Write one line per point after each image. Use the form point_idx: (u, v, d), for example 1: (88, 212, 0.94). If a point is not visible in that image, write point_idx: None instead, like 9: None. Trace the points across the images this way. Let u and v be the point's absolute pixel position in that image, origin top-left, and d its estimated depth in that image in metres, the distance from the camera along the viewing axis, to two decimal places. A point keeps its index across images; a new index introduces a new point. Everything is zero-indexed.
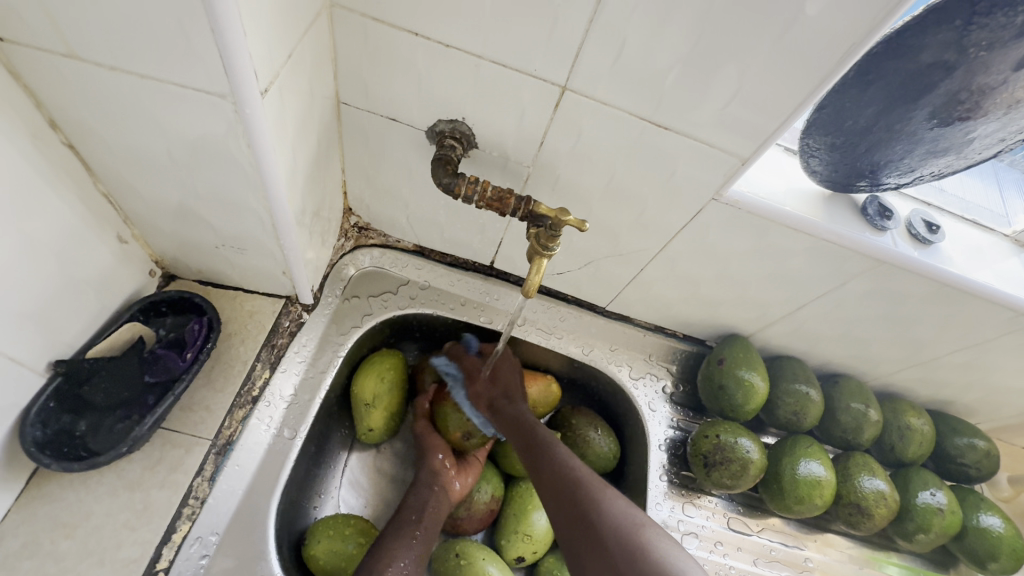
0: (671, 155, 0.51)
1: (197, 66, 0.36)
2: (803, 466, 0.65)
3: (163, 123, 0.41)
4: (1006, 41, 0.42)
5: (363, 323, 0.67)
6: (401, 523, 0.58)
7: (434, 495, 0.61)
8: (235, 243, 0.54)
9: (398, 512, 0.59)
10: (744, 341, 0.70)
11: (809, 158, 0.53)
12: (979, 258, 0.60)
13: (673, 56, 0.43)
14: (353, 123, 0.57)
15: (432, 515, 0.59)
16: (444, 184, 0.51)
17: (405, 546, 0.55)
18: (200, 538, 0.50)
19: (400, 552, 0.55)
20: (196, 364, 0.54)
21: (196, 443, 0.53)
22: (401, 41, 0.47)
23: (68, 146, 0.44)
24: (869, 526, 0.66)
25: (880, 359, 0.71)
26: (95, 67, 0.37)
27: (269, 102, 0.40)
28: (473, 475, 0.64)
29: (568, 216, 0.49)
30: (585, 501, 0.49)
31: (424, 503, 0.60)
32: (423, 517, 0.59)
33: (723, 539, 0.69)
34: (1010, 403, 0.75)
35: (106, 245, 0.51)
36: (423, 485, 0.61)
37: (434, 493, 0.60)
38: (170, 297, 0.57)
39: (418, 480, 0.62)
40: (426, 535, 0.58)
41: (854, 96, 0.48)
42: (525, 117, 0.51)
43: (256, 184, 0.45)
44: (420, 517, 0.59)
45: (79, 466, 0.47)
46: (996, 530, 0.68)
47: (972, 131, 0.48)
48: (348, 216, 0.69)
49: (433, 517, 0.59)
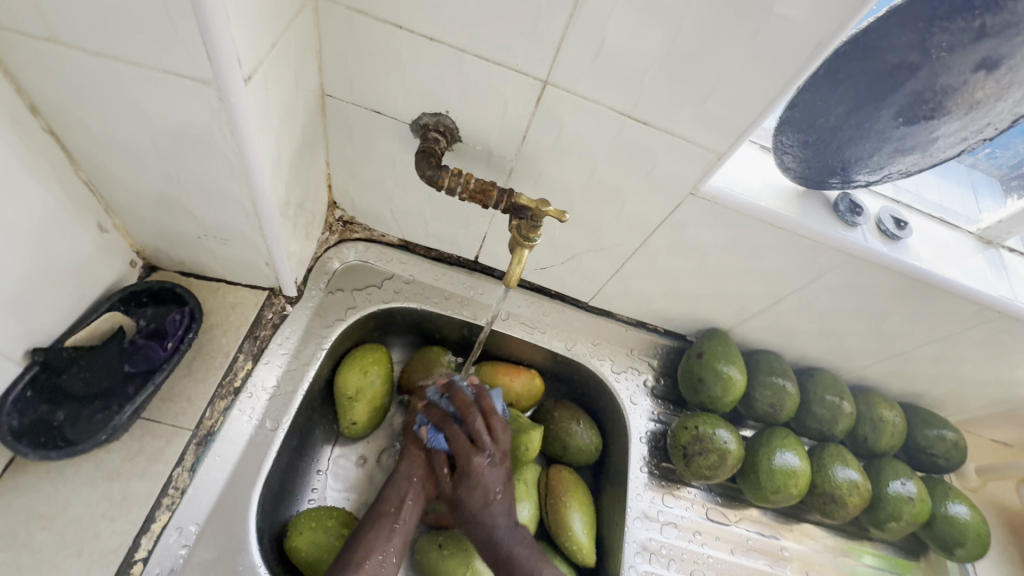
0: (650, 150, 0.52)
1: (181, 53, 0.36)
2: (779, 457, 0.66)
3: (146, 109, 0.41)
4: (965, 44, 0.44)
5: (347, 316, 0.67)
6: (381, 514, 0.58)
7: (415, 485, 0.61)
8: (218, 234, 0.54)
9: (377, 502, 0.59)
10: (722, 335, 0.72)
11: (783, 154, 0.55)
12: (946, 254, 0.62)
13: (651, 53, 0.44)
14: (338, 117, 0.57)
15: (411, 507, 0.59)
16: (427, 176, 0.52)
17: (384, 538, 0.56)
18: (179, 528, 0.50)
19: (381, 546, 0.55)
20: (178, 354, 0.54)
21: (176, 433, 0.53)
22: (385, 34, 0.48)
23: (49, 132, 0.44)
24: (842, 515, 0.68)
25: (853, 354, 0.74)
26: (78, 52, 0.37)
27: (252, 90, 0.40)
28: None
29: (549, 206, 0.50)
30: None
31: (404, 495, 0.59)
32: (402, 509, 0.59)
33: (702, 529, 0.70)
34: (977, 396, 0.78)
35: (87, 234, 0.51)
36: (404, 475, 0.61)
37: (415, 485, 0.60)
38: (151, 288, 0.57)
39: (398, 469, 0.62)
40: (405, 527, 0.58)
41: (824, 94, 0.50)
42: (507, 111, 0.52)
43: (239, 173, 0.45)
44: (400, 508, 0.59)
45: (57, 454, 0.47)
46: (963, 518, 0.70)
47: (936, 130, 0.49)
48: (332, 210, 0.70)
49: (412, 508, 0.59)
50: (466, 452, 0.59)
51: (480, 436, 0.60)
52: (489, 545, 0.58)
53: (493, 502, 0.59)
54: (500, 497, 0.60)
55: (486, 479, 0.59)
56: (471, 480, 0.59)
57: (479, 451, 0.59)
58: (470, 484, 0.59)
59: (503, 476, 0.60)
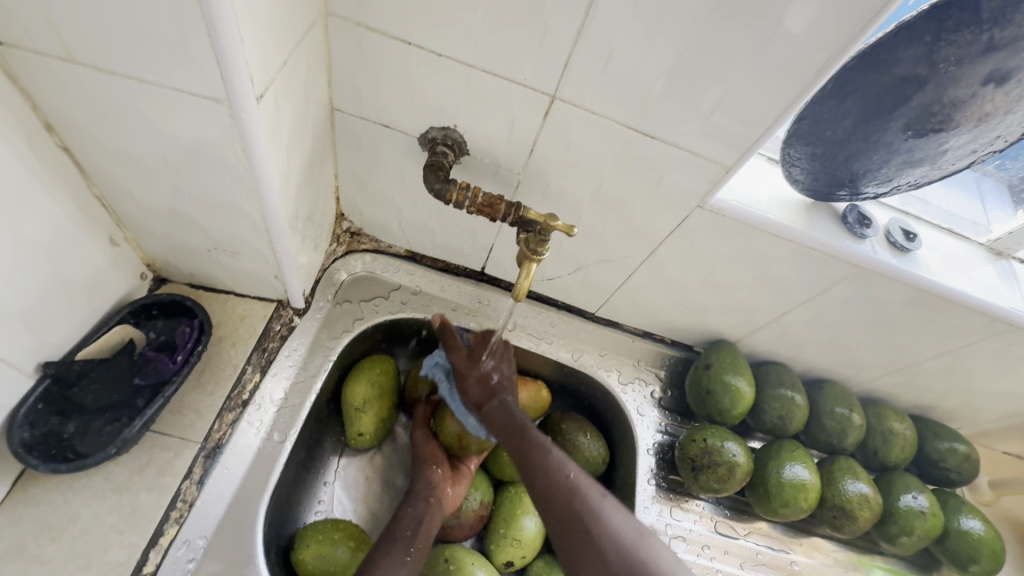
0: (657, 163, 0.52)
1: (196, 72, 0.37)
2: (788, 469, 0.66)
3: (159, 126, 0.42)
4: (974, 56, 0.44)
5: (354, 328, 0.67)
6: (395, 538, 0.56)
7: (429, 508, 0.60)
8: (227, 247, 0.54)
9: (391, 527, 0.58)
10: (730, 346, 0.72)
11: (791, 167, 0.55)
12: (956, 266, 0.62)
13: (658, 68, 0.44)
14: (347, 130, 0.58)
15: (427, 531, 0.58)
16: (435, 189, 0.53)
17: (396, 561, 0.54)
18: (187, 541, 0.50)
19: (396, 568, 0.53)
20: (187, 367, 0.54)
21: (185, 445, 0.53)
22: (395, 50, 0.48)
23: (63, 148, 0.45)
24: (853, 530, 0.67)
25: (863, 365, 0.73)
26: (93, 71, 0.38)
27: (264, 106, 0.40)
28: (465, 484, 0.64)
29: (557, 220, 0.50)
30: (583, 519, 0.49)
31: (418, 519, 0.59)
32: (417, 533, 0.57)
33: (710, 543, 0.70)
34: (988, 408, 0.77)
35: (99, 247, 0.51)
36: (419, 496, 0.60)
37: (430, 507, 0.60)
38: (160, 300, 0.57)
39: (414, 492, 0.61)
40: (420, 553, 0.56)
41: (831, 107, 0.50)
42: (515, 125, 0.52)
43: (250, 187, 0.46)
44: (414, 534, 0.57)
45: (67, 467, 0.47)
46: (976, 533, 0.69)
47: (945, 142, 0.49)
48: (340, 222, 0.70)
49: (427, 532, 0.58)
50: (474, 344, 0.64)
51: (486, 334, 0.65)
52: (502, 417, 0.59)
53: (501, 389, 0.61)
54: (508, 379, 0.62)
55: (495, 365, 0.63)
56: (479, 365, 0.62)
57: (486, 349, 0.63)
58: (478, 371, 0.62)
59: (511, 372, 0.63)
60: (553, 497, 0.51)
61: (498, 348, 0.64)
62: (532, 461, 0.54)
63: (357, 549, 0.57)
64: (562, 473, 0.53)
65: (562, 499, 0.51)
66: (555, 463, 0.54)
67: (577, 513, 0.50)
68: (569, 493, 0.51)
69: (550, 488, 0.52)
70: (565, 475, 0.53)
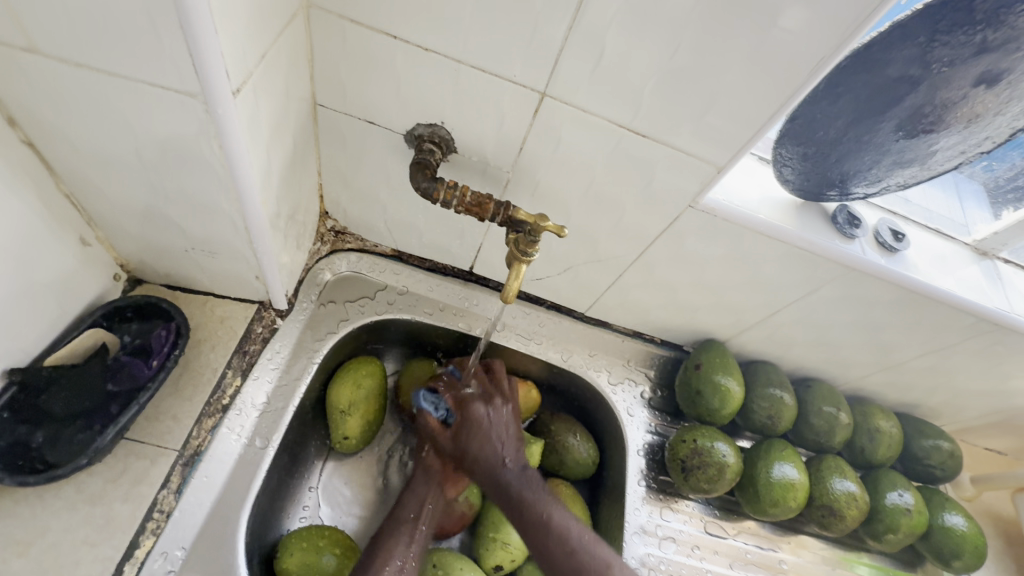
0: (649, 162, 0.51)
1: (167, 65, 0.35)
2: (777, 469, 0.66)
3: (130, 121, 0.40)
4: (966, 58, 0.44)
5: (339, 329, 0.66)
6: (399, 521, 0.58)
7: (431, 491, 0.61)
8: (205, 247, 0.52)
9: (395, 511, 0.59)
10: (720, 346, 0.72)
11: (782, 167, 0.55)
12: (942, 266, 0.62)
13: (650, 66, 0.44)
14: (331, 126, 0.56)
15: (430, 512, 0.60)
16: (422, 188, 0.51)
17: (400, 544, 0.56)
18: (165, 552, 0.48)
19: (399, 551, 0.55)
20: (163, 372, 0.52)
21: (162, 453, 0.51)
22: (380, 44, 0.47)
23: (27, 144, 0.43)
24: (840, 528, 0.68)
25: (850, 364, 0.73)
26: (57, 63, 0.36)
27: (242, 102, 0.39)
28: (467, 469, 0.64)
29: (548, 222, 0.49)
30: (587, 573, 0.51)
31: (420, 501, 0.60)
32: (421, 514, 0.59)
33: (700, 543, 0.70)
34: (971, 405, 0.78)
35: (68, 247, 0.49)
36: (421, 479, 0.61)
37: (432, 490, 0.61)
38: (135, 301, 0.55)
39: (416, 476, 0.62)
40: (423, 533, 0.58)
41: (824, 107, 0.49)
42: (504, 123, 0.51)
43: (228, 186, 0.44)
44: (417, 514, 0.59)
45: (35, 480, 0.45)
46: (960, 529, 0.70)
47: (935, 143, 0.49)
48: (324, 220, 0.68)
49: (431, 513, 0.60)
50: (462, 407, 0.60)
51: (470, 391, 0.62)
52: (500, 489, 0.56)
53: (489, 430, 0.59)
54: (505, 440, 0.59)
55: (488, 429, 0.59)
56: (471, 434, 0.59)
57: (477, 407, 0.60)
58: (472, 443, 0.58)
59: (506, 431, 0.60)
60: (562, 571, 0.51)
61: (485, 402, 0.60)
62: (536, 533, 0.53)
63: (344, 558, 0.56)
64: (562, 532, 0.53)
65: (570, 566, 0.51)
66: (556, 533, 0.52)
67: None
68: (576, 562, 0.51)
69: (558, 561, 0.51)
70: (570, 547, 0.52)
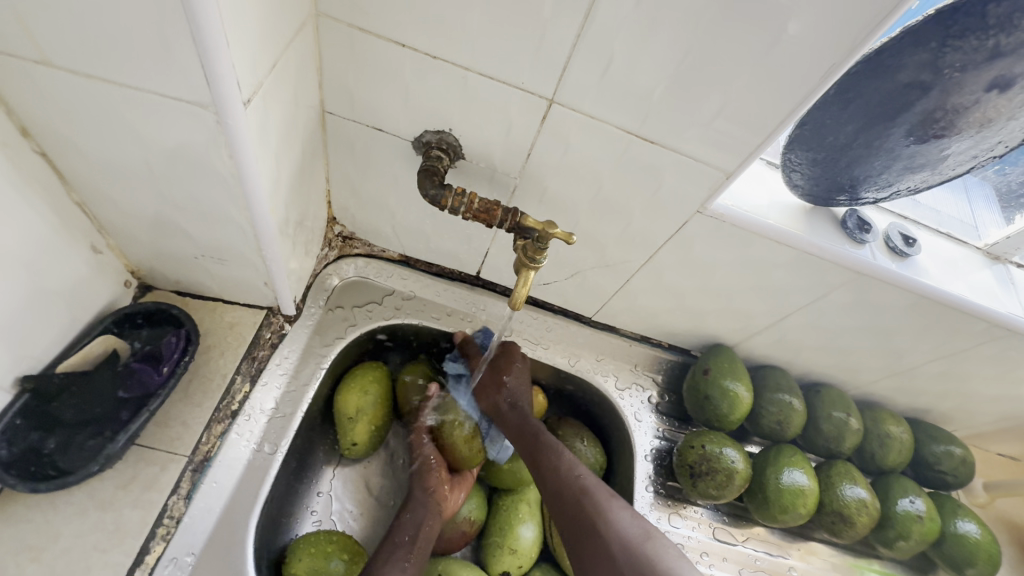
0: (657, 168, 0.51)
1: (179, 77, 0.35)
2: (787, 475, 0.65)
3: (141, 132, 0.40)
4: (978, 63, 0.43)
5: (347, 334, 0.66)
6: (394, 544, 0.56)
7: (429, 510, 0.60)
8: (215, 254, 0.52)
9: (391, 532, 0.58)
10: (728, 351, 0.71)
11: (791, 172, 0.54)
12: (954, 270, 0.62)
13: (659, 73, 0.43)
14: (339, 133, 0.56)
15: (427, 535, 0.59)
16: (430, 195, 0.51)
17: (398, 567, 0.54)
18: (174, 558, 0.48)
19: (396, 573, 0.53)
20: (174, 379, 0.53)
21: (172, 459, 0.52)
22: (388, 52, 0.47)
23: (40, 153, 0.43)
24: (851, 535, 0.67)
25: (860, 369, 0.73)
26: (70, 75, 0.36)
27: (252, 111, 0.39)
28: (465, 490, 0.64)
29: (555, 228, 0.49)
30: (592, 517, 0.51)
31: (418, 523, 0.59)
32: (416, 538, 0.58)
33: (709, 550, 0.69)
34: (984, 411, 0.77)
35: (80, 254, 0.49)
36: (419, 502, 0.61)
37: (429, 512, 0.60)
38: (146, 308, 0.55)
39: (412, 497, 0.62)
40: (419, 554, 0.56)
41: (834, 112, 0.49)
42: (512, 129, 0.51)
43: (237, 194, 0.44)
44: (414, 538, 0.58)
45: (46, 487, 0.46)
46: (973, 536, 0.69)
47: (946, 148, 0.49)
48: (332, 226, 0.68)
49: (427, 537, 0.58)
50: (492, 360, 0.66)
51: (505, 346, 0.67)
52: (519, 420, 0.62)
53: (511, 365, 0.65)
54: (522, 397, 0.64)
55: (509, 371, 0.65)
56: (496, 379, 0.65)
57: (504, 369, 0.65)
58: (499, 392, 0.64)
59: (525, 376, 0.66)
60: (566, 507, 0.53)
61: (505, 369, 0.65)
62: (545, 460, 0.57)
63: (352, 563, 0.56)
64: (573, 474, 0.55)
65: (575, 503, 0.53)
66: (566, 462, 0.57)
67: (584, 513, 0.51)
68: (584, 503, 0.52)
69: (565, 490, 0.54)
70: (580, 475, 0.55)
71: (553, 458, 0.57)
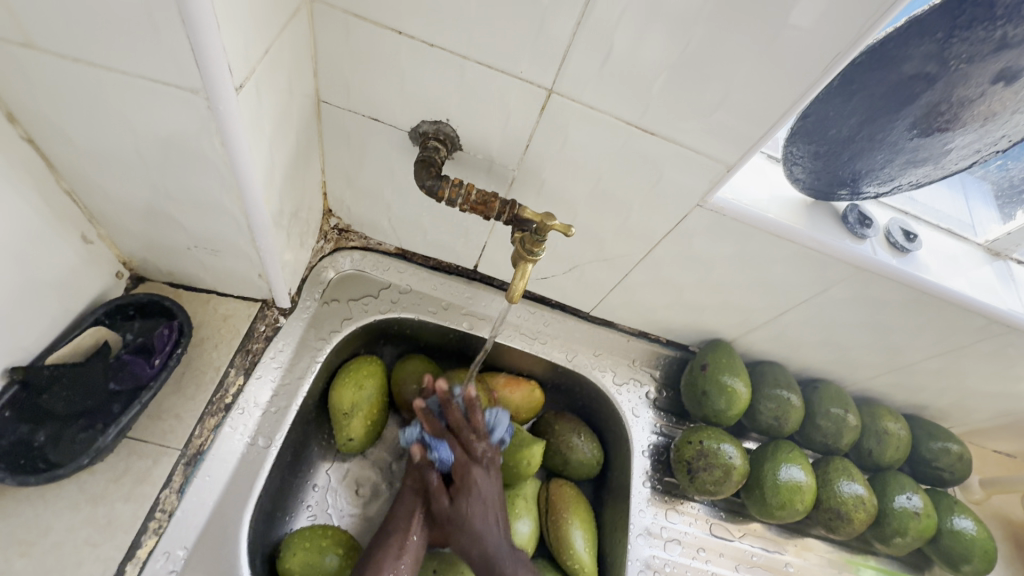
0: (657, 161, 0.50)
1: (169, 61, 0.34)
2: (784, 471, 0.65)
3: (130, 119, 0.39)
4: (985, 55, 0.42)
5: (343, 328, 0.65)
6: (389, 531, 0.57)
7: (419, 499, 0.59)
8: (208, 245, 0.52)
9: (385, 525, 0.58)
10: (726, 346, 0.71)
11: (793, 165, 0.54)
12: (954, 266, 0.61)
13: (660, 62, 0.43)
14: (334, 123, 0.55)
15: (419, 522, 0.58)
16: (427, 187, 0.50)
17: (392, 557, 0.55)
18: (167, 552, 0.48)
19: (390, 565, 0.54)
20: (165, 372, 0.52)
21: (165, 453, 0.51)
22: (384, 39, 0.46)
23: (28, 140, 0.42)
24: (848, 531, 0.67)
25: (859, 365, 0.72)
26: (57, 59, 0.35)
27: (245, 98, 0.38)
28: None
29: (554, 220, 0.48)
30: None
31: (409, 514, 0.58)
32: (410, 524, 0.57)
33: (705, 545, 0.69)
34: (981, 408, 0.77)
35: (70, 245, 0.49)
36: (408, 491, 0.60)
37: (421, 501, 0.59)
38: (137, 300, 0.54)
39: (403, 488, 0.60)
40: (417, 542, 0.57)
41: (837, 105, 0.48)
42: (510, 120, 0.50)
43: (230, 184, 0.43)
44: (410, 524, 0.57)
45: (36, 479, 0.45)
46: (969, 533, 0.69)
47: (950, 142, 0.49)
48: (327, 218, 0.67)
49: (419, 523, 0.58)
50: (463, 466, 0.58)
51: (477, 447, 0.59)
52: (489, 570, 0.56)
53: (481, 476, 0.59)
54: (493, 538, 0.57)
55: (478, 490, 0.58)
56: (465, 489, 0.58)
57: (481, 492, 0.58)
58: (474, 497, 0.58)
59: (495, 503, 0.59)
60: None
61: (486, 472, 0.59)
62: None
63: (347, 557, 0.56)
64: None
65: None
66: None
67: None
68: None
69: None
70: None
71: None
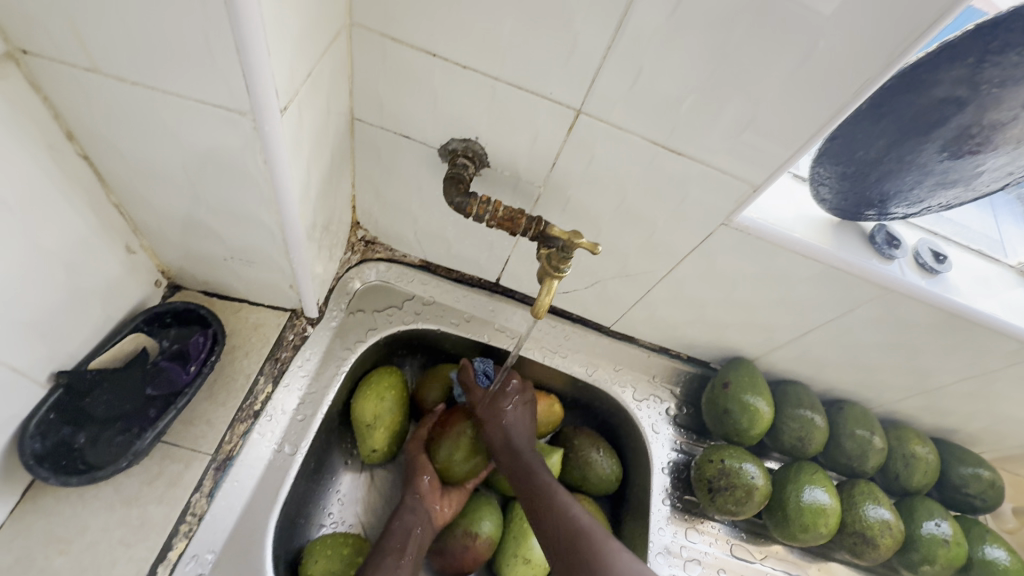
0: (683, 181, 0.51)
1: (220, 84, 0.36)
2: (807, 493, 0.64)
3: (178, 136, 0.41)
4: (1018, 79, 0.42)
5: (367, 338, 0.66)
6: (387, 551, 0.56)
7: (420, 517, 0.59)
8: (243, 256, 0.53)
9: (381, 539, 0.57)
10: (748, 364, 0.70)
11: (819, 186, 0.54)
12: (985, 288, 0.60)
13: (688, 85, 0.43)
14: (367, 140, 0.57)
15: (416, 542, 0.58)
16: (455, 203, 0.52)
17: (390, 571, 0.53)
18: (196, 555, 0.49)
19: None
20: (200, 378, 0.54)
21: (196, 457, 0.53)
22: (418, 61, 0.47)
23: (83, 156, 0.44)
24: (874, 556, 0.66)
25: (886, 387, 0.71)
26: (116, 81, 0.37)
27: (287, 119, 0.40)
28: (457, 502, 0.63)
29: (581, 238, 0.48)
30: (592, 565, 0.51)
31: (407, 530, 0.58)
32: (406, 546, 0.57)
33: (726, 566, 0.68)
34: (1014, 434, 0.75)
35: (115, 254, 0.51)
36: (408, 508, 0.59)
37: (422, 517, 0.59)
38: (174, 308, 0.56)
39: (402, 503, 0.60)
40: (411, 563, 0.56)
41: (865, 128, 0.48)
42: (537, 139, 0.51)
43: (269, 200, 0.45)
44: (404, 547, 0.57)
45: (77, 480, 0.47)
46: (1001, 563, 0.67)
47: (981, 164, 0.48)
48: (355, 230, 0.69)
49: (417, 543, 0.58)
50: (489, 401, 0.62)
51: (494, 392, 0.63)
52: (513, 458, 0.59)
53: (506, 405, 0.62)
54: (517, 428, 0.61)
55: (506, 414, 0.61)
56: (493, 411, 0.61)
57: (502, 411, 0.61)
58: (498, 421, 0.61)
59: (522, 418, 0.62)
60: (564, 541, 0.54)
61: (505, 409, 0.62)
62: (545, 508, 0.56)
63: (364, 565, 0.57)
64: (573, 516, 0.55)
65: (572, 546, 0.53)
66: (561, 503, 0.56)
67: (585, 554, 0.52)
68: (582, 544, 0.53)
69: (559, 533, 0.55)
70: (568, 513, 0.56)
71: (560, 512, 0.56)
